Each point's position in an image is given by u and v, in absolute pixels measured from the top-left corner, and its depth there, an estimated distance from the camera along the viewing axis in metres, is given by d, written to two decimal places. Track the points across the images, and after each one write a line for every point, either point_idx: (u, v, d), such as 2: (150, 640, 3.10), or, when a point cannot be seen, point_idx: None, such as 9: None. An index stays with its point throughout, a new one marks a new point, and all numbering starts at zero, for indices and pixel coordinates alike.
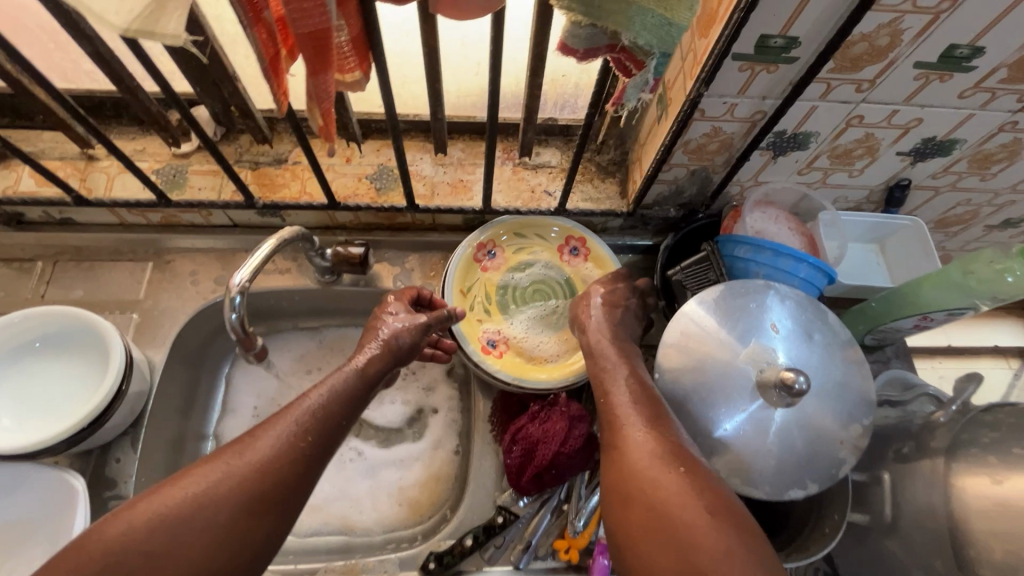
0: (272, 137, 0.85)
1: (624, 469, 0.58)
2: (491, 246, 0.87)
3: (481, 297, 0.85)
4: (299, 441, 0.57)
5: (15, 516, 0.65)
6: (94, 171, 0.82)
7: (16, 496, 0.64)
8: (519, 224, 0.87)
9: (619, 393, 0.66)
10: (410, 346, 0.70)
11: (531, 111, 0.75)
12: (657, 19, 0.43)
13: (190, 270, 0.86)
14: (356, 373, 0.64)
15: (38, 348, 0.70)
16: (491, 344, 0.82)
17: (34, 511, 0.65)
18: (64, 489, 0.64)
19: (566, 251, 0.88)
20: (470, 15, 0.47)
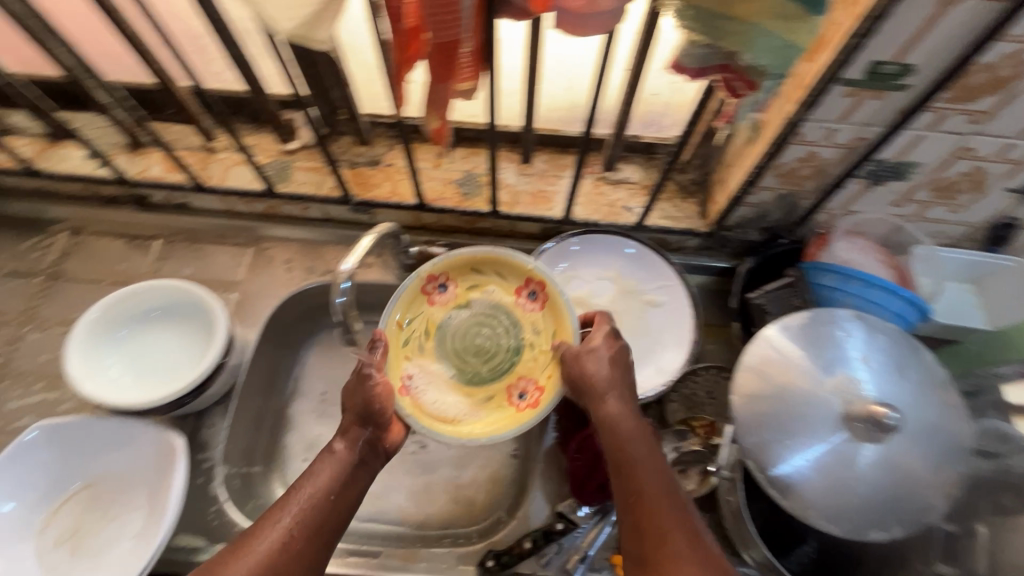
0: (370, 139, 0.90)
1: (630, 505, 0.53)
2: (444, 280, 0.72)
3: (420, 331, 0.71)
4: (317, 518, 0.55)
5: (123, 468, 0.71)
6: (213, 161, 0.90)
7: (126, 450, 0.71)
8: (478, 257, 0.71)
9: (611, 417, 0.58)
10: (376, 409, 0.62)
11: (621, 127, 0.77)
12: (779, 41, 0.45)
13: (285, 258, 0.93)
14: (346, 444, 0.61)
15: (155, 317, 0.77)
16: (410, 387, 0.68)
17: (139, 465, 0.71)
18: (165, 448, 0.69)
19: (524, 294, 0.71)
20: (589, 33, 0.50)
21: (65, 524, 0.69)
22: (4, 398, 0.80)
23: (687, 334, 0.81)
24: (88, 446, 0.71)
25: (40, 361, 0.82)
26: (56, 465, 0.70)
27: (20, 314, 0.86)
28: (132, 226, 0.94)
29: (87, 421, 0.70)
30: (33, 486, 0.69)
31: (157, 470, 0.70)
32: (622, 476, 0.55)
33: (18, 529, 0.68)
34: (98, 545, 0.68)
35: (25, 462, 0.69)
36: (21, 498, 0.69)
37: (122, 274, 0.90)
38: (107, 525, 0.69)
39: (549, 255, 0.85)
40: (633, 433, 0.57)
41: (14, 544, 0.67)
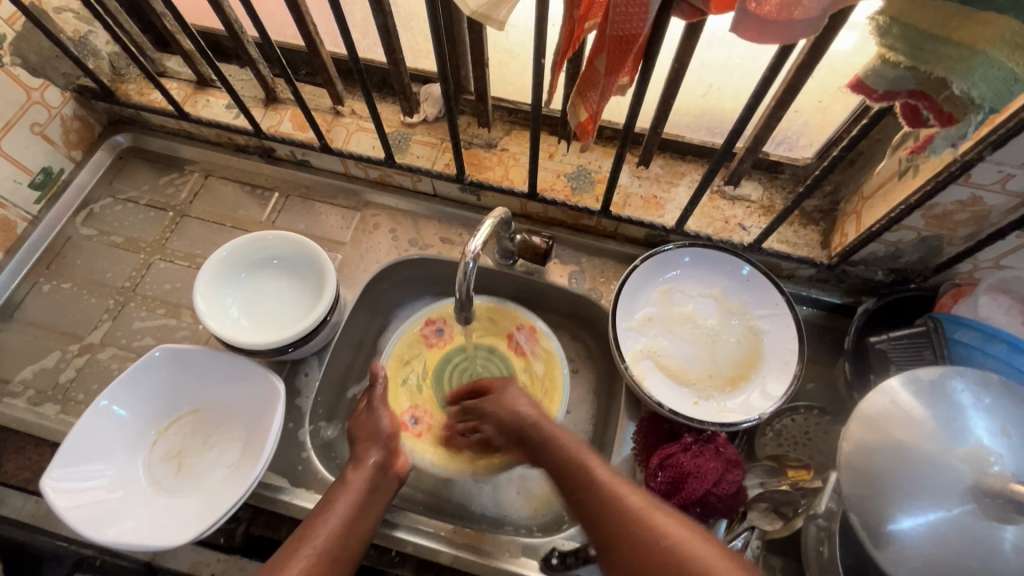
0: (490, 122, 0.91)
1: (596, 494, 0.59)
2: (526, 332, 0.88)
3: (417, 370, 0.88)
4: (351, 524, 0.63)
5: (229, 401, 0.76)
6: (338, 124, 0.94)
7: (234, 386, 0.76)
8: (491, 311, 0.90)
9: (573, 451, 0.64)
10: (384, 432, 0.72)
11: (758, 141, 0.73)
12: (1003, 74, 0.40)
13: (390, 227, 0.95)
14: (360, 475, 0.67)
15: (274, 266, 0.81)
16: (411, 423, 0.84)
17: (243, 401, 0.76)
18: (268, 390, 0.73)
19: (514, 341, 0.89)
20: (767, 40, 0.47)
21: (174, 443, 0.75)
22: (131, 317, 0.87)
23: (795, 363, 0.77)
24: (201, 374, 0.76)
25: (164, 289, 0.89)
26: (172, 387, 0.76)
27: (151, 244, 0.93)
28: (256, 176, 0.99)
29: (201, 351, 0.74)
30: (150, 404, 0.75)
31: (260, 408, 0.74)
32: (594, 491, 0.59)
33: (134, 439, 0.74)
34: (200, 468, 0.74)
35: (146, 380, 0.74)
36: (139, 412, 0.74)
37: (242, 219, 0.96)
38: (210, 450, 0.75)
39: (657, 261, 0.84)
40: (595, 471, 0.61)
41: (130, 452, 0.73)
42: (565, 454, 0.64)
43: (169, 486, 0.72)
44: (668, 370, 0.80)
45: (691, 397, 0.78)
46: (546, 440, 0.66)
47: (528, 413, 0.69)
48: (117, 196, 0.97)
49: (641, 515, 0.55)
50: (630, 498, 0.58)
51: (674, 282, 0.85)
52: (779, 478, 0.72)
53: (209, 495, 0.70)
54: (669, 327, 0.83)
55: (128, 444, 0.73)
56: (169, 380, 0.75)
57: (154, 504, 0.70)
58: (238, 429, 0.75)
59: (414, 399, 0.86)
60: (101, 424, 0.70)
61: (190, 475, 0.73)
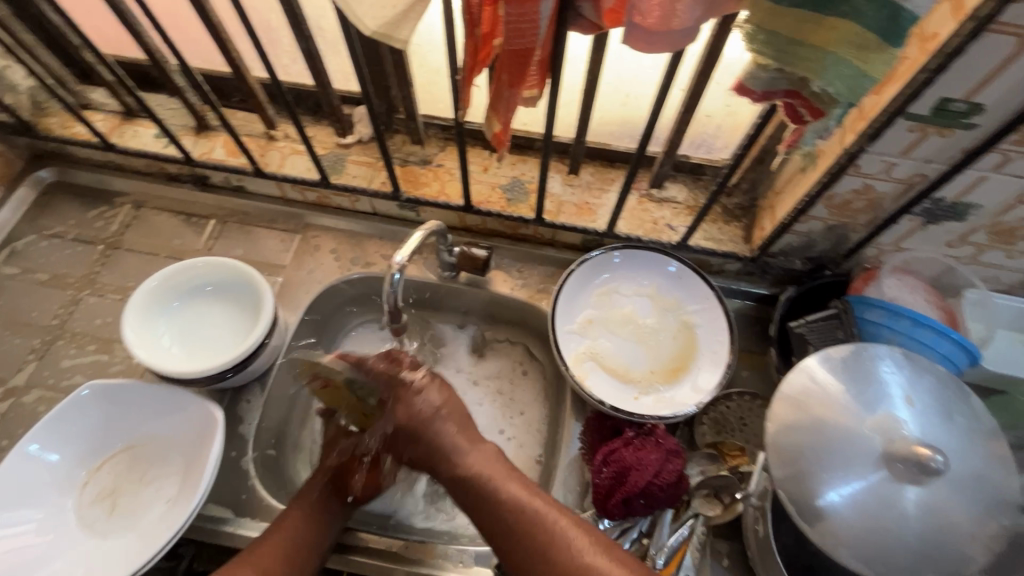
0: (424, 139, 0.93)
1: (497, 515, 0.60)
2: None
3: None
4: (317, 523, 0.68)
5: (165, 434, 0.74)
6: (272, 149, 0.94)
7: (169, 417, 0.74)
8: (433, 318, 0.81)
9: (462, 467, 0.63)
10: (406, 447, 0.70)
11: (674, 145, 0.78)
12: (853, 71, 0.45)
13: (331, 247, 0.95)
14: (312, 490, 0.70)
15: (209, 292, 0.80)
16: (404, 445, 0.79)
17: (179, 432, 0.74)
18: (206, 418, 0.71)
19: None
20: (655, 50, 0.50)
21: (106, 483, 0.72)
22: (59, 356, 0.84)
23: (726, 352, 0.81)
24: (132, 410, 0.73)
25: (95, 324, 0.86)
26: (101, 426, 0.73)
27: (80, 278, 0.90)
28: (191, 204, 0.98)
29: (131, 385, 0.72)
30: (78, 444, 0.72)
31: (196, 439, 0.72)
32: (498, 508, 0.60)
33: (62, 481, 0.71)
34: (135, 506, 0.71)
35: (72, 420, 0.71)
36: (66, 454, 0.71)
37: (177, 248, 0.94)
38: (146, 487, 0.72)
39: (591, 264, 0.87)
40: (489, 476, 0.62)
41: (58, 496, 0.70)
42: (474, 469, 0.63)
43: (102, 528, 0.70)
44: (609, 368, 0.83)
45: (631, 393, 0.81)
46: (454, 463, 0.63)
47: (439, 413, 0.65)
48: (42, 232, 0.94)
49: (545, 536, 0.57)
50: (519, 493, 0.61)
51: (611, 284, 0.88)
52: (718, 464, 0.75)
53: (144, 534, 0.68)
54: (608, 328, 0.86)
55: (55, 488, 0.70)
56: (98, 418, 0.72)
57: (86, 548, 0.68)
58: (175, 462, 0.73)
59: None
60: (23, 470, 0.67)
61: (125, 514, 0.71)
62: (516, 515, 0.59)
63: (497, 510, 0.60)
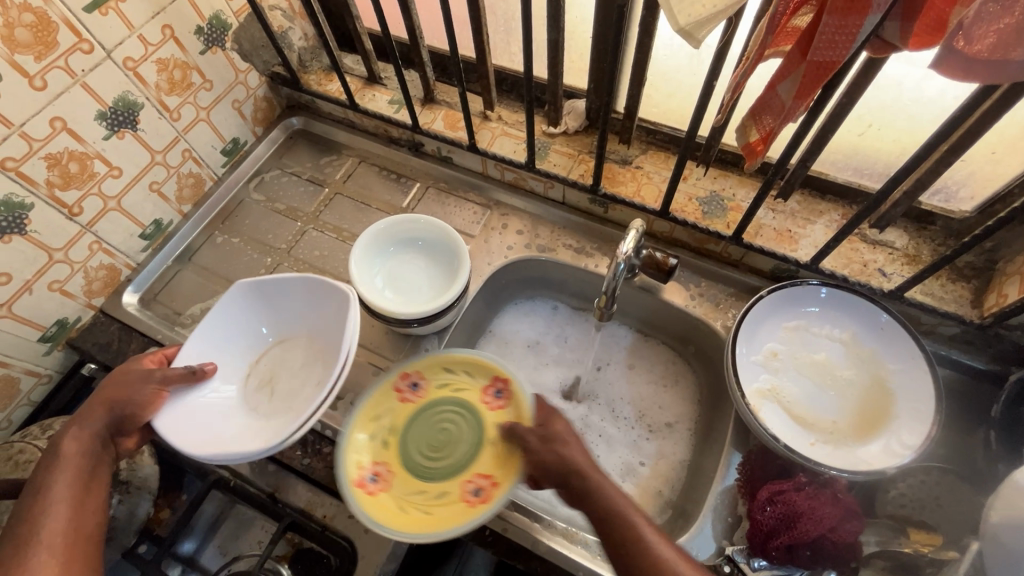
0: (630, 140, 0.94)
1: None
2: (415, 378, 0.78)
3: (384, 423, 0.76)
4: (84, 522, 0.61)
5: (314, 331, 0.84)
6: (485, 127, 1.01)
7: (322, 314, 0.83)
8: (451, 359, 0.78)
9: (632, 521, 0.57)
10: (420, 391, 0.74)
11: (920, 186, 0.71)
12: None
13: (517, 227, 1.01)
14: (75, 445, 0.64)
15: (417, 246, 0.89)
16: (410, 393, 0.78)
17: (328, 331, 0.82)
18: (345, 308, 0.78)
19: (407, 387, 0.78)
20: (973, 79, 0.47)
21: (264, 373, 0.83)
22: (283, 275, 0.98)
23: (932, 417, 0.72)
24: (277, 303, 0.85)
25: (314, 255, 1.00)
26: (259, 321, 0.85)
27: (307, 214, 1.05)
28: (403, 166, 1.09)
29: (274, 280, 0.83)
30: (242, 337, 0.84)
31: (332, 326, 0.81)
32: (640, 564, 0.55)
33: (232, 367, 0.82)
34: (287, 391, 0.81)
35: (254, 308, 0.84)
36: (235, 345, 0.83)
37: (386, 203, 1.06)
38: (297, 376, 0.82)
39: (787, 293, 0.83)
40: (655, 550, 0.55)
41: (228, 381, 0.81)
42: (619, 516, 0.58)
43: (264, 409, 0.79)
44: (786, 404, 0.78)
45: (808, 438, 0.75)
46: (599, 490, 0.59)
47: (578, 459, 0.61)
48: (284, 169, 1.11)
49: None
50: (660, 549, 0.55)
51: (805, 320, 0.83)
52: (903, 539, 0.68)
53: (297, 409, 0.76)
54: (794, 366, 0.81)
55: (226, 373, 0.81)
56: (255, 314, 0.84)
57: (252, 423, 0.77)
58: (321, 354, 0.82)
59: (376, 455, 0.73)
60: (207, 355, 0.79)
61: (283, 397, 0.80)
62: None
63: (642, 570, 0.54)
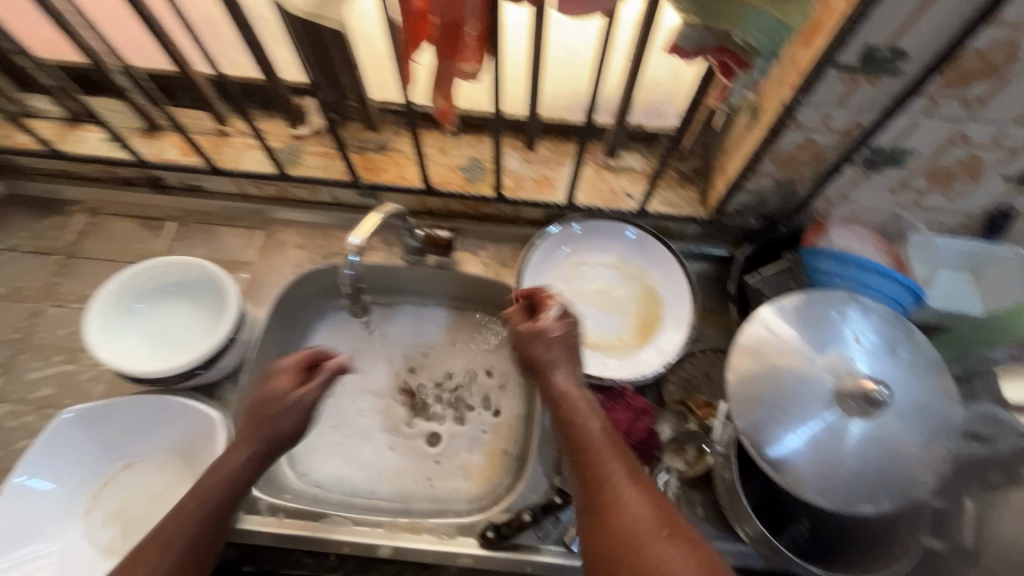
0: (378, 125, 0.93)
1: (588, 462, 0.54)
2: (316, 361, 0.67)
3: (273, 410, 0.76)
4: None
5: (158, 445, 0.75)
6: (226, 145, 0.93)
7: (161, 429, 0.75)
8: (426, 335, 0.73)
9: (565, 391, 0.60)
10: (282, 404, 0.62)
11: (623, 113, 0.80)
12: (772, 23, 0.46)
13: (296, 240, 0.95)
14: None
15: (168, 293, 0.80)
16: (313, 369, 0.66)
17: (175, 445, 0.75)
18: (197, 420, 0.73)
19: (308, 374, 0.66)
20: (587, 13, 0.52)
21: (112, 506, 0.74)
22: (23, 369, 0.83)
23: (689, 314, 0.84)
24: (122, 429, 0.75)
25: (59, 334, 0.86)
26: (100, 451, 0.75)
27: (39, 290, 0.89)
28: (149, 208, 0.97)
29: (110, 407, 0.73)
30: (77, 469, 0.73)
31: (201, 454, 0.72)
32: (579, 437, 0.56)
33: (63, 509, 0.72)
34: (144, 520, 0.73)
35: (62, 446, 0.72)
36: (65, 481, 0.73)
37: (138, 253, 0.93)
38: (153, 500, 0.74)
39: (553, 238, 0.88)
40: (594, 432, 0.56)
41: (67, 527, 0.72)
42: (563, 399, 0.60)
43: (117, 549, 0.71)
44: (575, 337, 0.84)
45: (602, 356, 0.83)
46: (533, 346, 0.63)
47: (540, 348, 0.63)
48: None
49: (614, 502, 0.50)
50: (594, 422, 0.57)
51: (574, 257, 0.89)
52: (688, 419, 0.80)
53: None
54: (580, 298, 0.87)
55: (64, 517, 0.72)
56: (89, 446, 0.74)
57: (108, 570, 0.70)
58: (175, 466, 0.75)
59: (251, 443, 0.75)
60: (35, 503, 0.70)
61: (139, 530, 0.72)
62: (591, 461, 0.54)
63: (580, 440, 0.56)
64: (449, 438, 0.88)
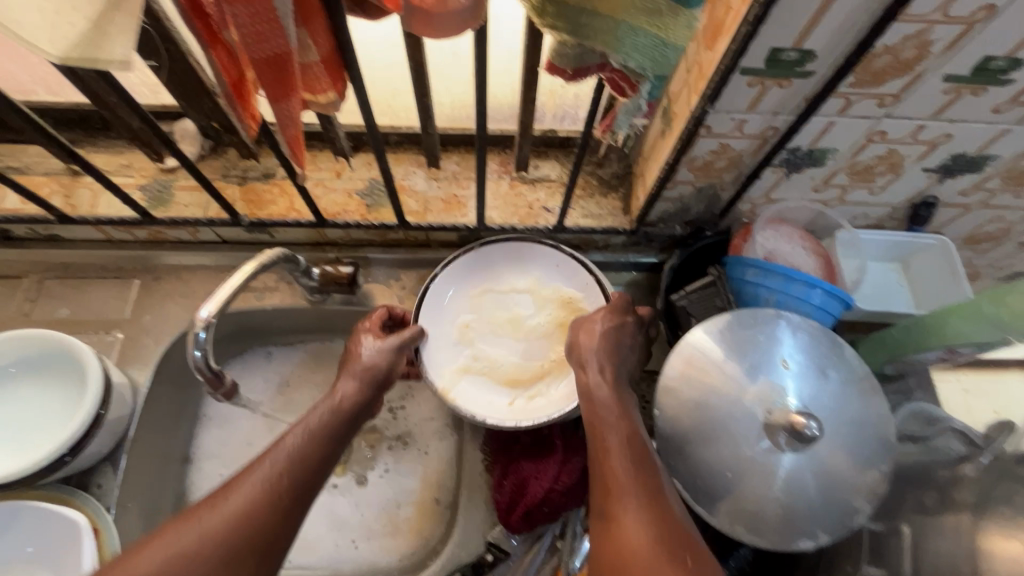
0: (259, 151, 0.82)
1: (607, 487, 0.52)
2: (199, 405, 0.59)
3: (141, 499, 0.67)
4: None
5: (20, 552, 0.65)
6: (80, 187, 0.80)
7: (21, 531, 0.64)
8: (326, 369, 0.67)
9: (605, 417, 0.57)
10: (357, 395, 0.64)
11: (527, 125, 0.72)
12: (650, 39, 0.39)
13: (179, 288, 0.84)
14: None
15: (14, 373, 0.68)
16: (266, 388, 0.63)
17: (41, 547, 0.65)
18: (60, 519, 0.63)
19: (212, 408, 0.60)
20: (442, 34, 0.43)
21: None
22: None
23: None
24: None
25: None
26: None
27: None
28: None
29: None
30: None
31: (71, 555, 0.63)
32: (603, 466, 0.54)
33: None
34: None
35: None
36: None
37: None
38: None
39: (456, 265, 0.79)
40: (622, 460, 0.53)
41: None
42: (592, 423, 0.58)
43: None
44: (479, 373, 0.77)
45: (507, 398, 0.75)
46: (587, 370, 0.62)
47: (601, 380, 0.61)
48: None
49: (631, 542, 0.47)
50: (618, 446, 0.55)
51: (485, 282, 0.80)
52: None
53: None
54: (487, 328, 0.79)
55: None
56: None
57: None
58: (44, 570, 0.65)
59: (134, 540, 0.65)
60: None
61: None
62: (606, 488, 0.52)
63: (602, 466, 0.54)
64: (368, 492, 0.81)
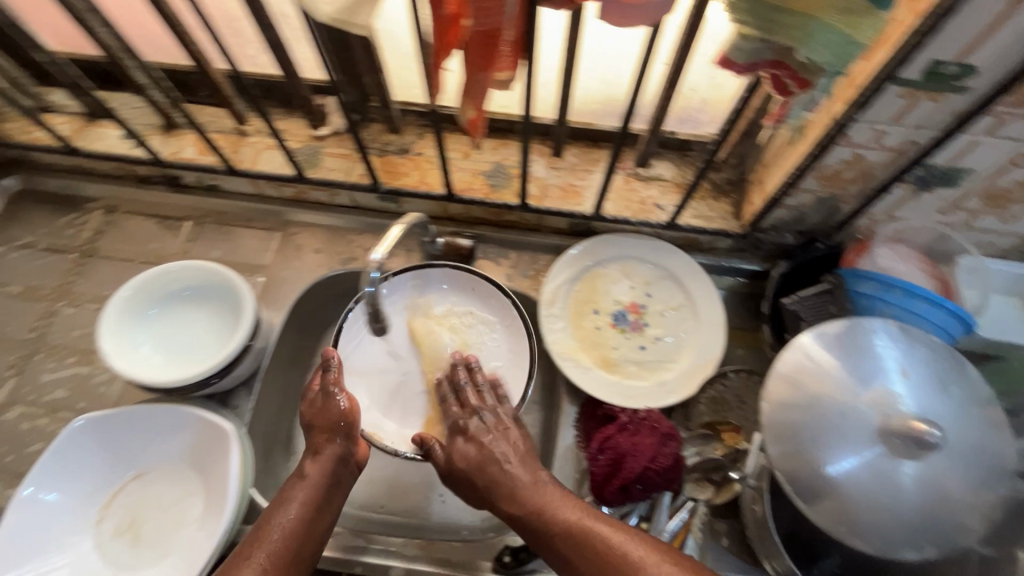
0: (400, 127, 0.90)
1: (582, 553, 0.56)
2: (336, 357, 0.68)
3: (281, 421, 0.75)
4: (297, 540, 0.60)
5: (173, 455, 0.74)
6: (244, 145, 0.91)
7: (177, 436, 0.73)
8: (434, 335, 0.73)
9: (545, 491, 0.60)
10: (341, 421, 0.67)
11: (658, 122, 0.76)
12: (838, 36, 0.44)
13: (313, 244, 0.93)
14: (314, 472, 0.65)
15: (184, 297, 0.78)
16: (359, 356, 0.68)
17: (191, 453, 0.73)
18: (211, 430, 0.71)
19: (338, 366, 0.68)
20: (632, 22, 0.48)
21: (123, 516, 0.72)
22: (38, 370, 0.82)
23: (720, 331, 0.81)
24: (134, 437, 0.73)
25: (73, 336, 0.84)
26: (111, 459, 0.73)
27: (54, 290, 0.88)
28: (165, 207, 0.95)
29: (124, 414, 0.71)
30: (87, 479, 0.71)
31: (217, 463, 0.71)
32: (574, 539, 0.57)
33: (74, 519, 0.70)
34: (156, 532, 0.71)
35: (73, 456, 0.70)
36: (76, 491, 0.71)
37: (153, 253, 0.92)
38: (166, 508, 0.72)
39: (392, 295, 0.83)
40: (572, 522, 0.58)
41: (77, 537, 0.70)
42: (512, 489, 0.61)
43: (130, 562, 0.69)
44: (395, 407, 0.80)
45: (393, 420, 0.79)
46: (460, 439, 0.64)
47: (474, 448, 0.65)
48: (11, 244, 0.91)
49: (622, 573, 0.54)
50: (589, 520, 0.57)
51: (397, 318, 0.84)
52: (714, 443, 0.76)
53: (180, 555, 0.68)
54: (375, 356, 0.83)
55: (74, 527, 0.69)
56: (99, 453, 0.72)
57: None
58: (190, 474, 0.74)
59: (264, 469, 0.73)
60: (46, 514, 0.68)
61: (151, 544, 0.70)
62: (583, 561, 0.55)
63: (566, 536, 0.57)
64: None
